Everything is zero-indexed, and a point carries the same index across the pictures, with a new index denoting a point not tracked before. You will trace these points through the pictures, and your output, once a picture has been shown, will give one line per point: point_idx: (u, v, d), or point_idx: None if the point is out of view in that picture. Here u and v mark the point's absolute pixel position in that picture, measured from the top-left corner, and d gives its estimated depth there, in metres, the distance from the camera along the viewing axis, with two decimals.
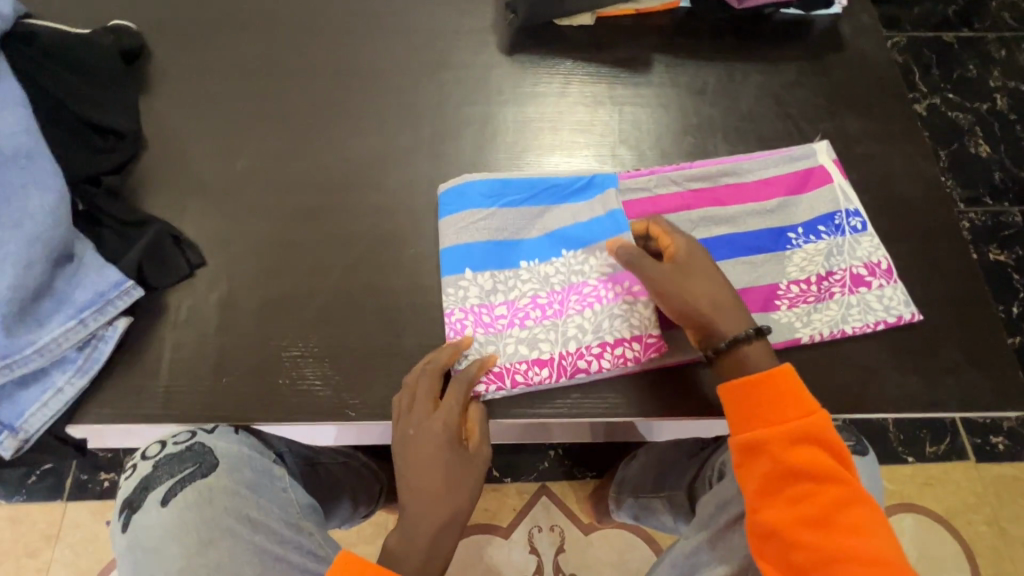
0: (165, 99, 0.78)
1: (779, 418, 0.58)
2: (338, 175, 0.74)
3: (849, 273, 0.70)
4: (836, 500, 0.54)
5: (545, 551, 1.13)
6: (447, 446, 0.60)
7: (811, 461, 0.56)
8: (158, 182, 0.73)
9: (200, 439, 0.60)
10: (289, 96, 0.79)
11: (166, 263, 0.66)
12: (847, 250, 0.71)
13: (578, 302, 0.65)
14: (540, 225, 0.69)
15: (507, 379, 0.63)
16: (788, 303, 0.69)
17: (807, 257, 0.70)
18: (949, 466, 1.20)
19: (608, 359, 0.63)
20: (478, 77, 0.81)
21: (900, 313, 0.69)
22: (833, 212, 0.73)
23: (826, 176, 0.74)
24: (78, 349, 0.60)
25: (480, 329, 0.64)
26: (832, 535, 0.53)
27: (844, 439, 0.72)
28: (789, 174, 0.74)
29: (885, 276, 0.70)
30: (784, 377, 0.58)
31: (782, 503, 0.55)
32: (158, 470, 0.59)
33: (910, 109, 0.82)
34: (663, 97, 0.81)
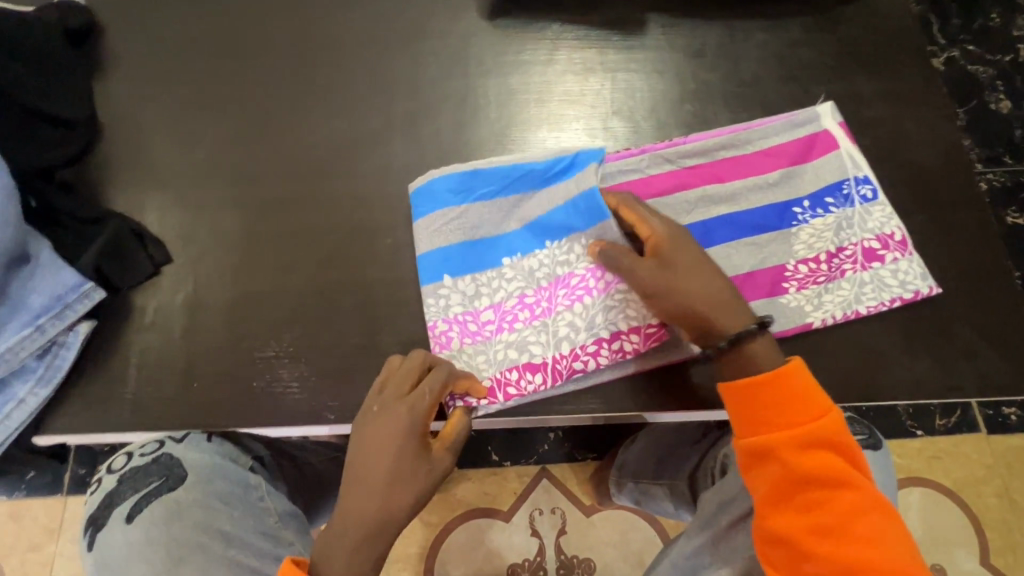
0: (119, 82, 0.72)
1: (789, 422, 0.54)
2: (309, 160, 0.69)
3: (861, 247, 0.65)
4: (850, 508, 0.51)
5: (547, 534, 1.12)
6: (410, 440, 0.55)
7: (823, 466, 0.52)
8: (116, 173, 0.68)
9: (166, 452, 0.60)
10: (253, 73, 0.73)
11: (127, 261, 0.62)
12: (857, 223, 0.66)
13: (566, 296, 0.61)
14: (521, 217, 0.64)
15: (499, 392, 0.59)
16: (796, 285, 0.64)
17: (815, 233, 0.65)
18: (959, 439, 1.17)
19: (605, 355, 0.60)
20: (456, 46, 0.75)
21: (917, 287, 0.64)
22: (841, 181, 0.67)
23: (832, 141, 0.68)
24: (39, 357, 0.57)
25: (467, 338, 0.61)
26: (847, 544, 0.50)
27: (858, 431, 0.67)
28: (793, 141, 0.68)
29: (899, 249, 0.65)
30: (793, 376, 0.55)
31: (793, 511, 0.53)
32: (124, 485, 0.60)
33: (929, 65, 0.75)
34: (658, 62, 0.75)
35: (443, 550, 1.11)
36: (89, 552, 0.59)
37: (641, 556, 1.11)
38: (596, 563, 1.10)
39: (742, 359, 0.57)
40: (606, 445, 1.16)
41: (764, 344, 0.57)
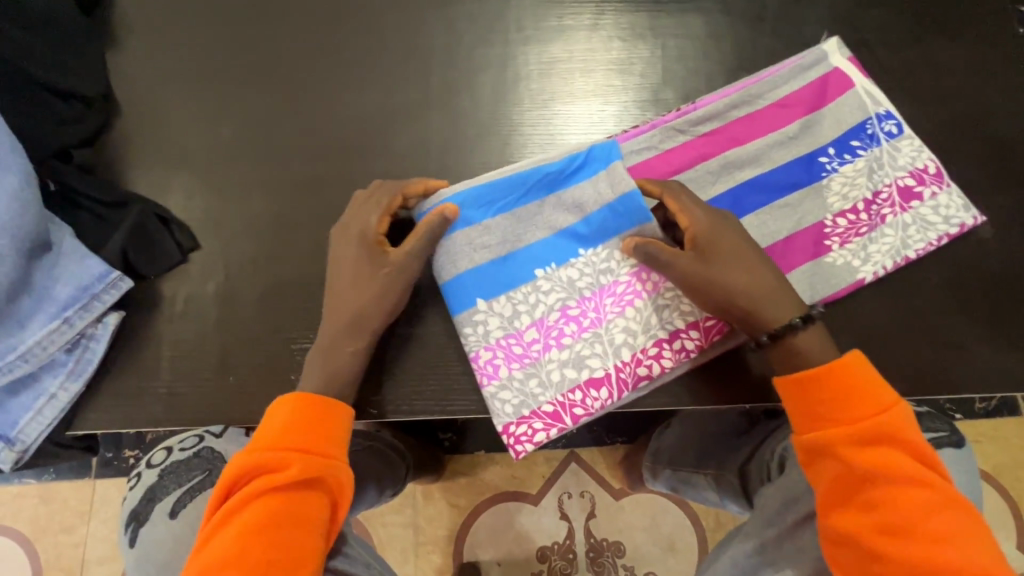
0: (132, 53, 0.67)
1: (846, 416, 0.50)
2: (340, 137, 0.65)
3: (896, 187, 0.60)
4: (922, 506, 0.47)
5: (576, 517, 1.11)
6: (363, 257, 0.55)
7: (889, 462, 0.48)
8: (135, 153, 0.64)
9: (206, 445, 0.63)
10: (276, 43, 0.68)
11: (154, 248, 0.59)
12: (887, 163, 0.61)
13: (614, 303, 0.57)
14: (556, 225, 0.58)
15: (567, 416, 0.56)
16: (839, 241, 0.59)
17: (848, 181, 0.60)
18: (1000, 423, 1.14)
19: (668, 356, 0.56)
20: (493, 11, 0.69)
21: (961, 219, 0.60)
22: (864, 122, 0.61)
23: (845, 79, 0.62)
24: (68, 351, 0.55)
25: (515, 363, 0.56)
26: (922, 545, 0.46)
27: (939, 429, 0.63)
28: (804, 87, 0.61)
29: (935, 181, 0.61)
30: (846, 367, 0.51)
31: (857, 509, 0.48)
32: (164, 480, 0.62)
33: (1011, 26, 0.68)
34: (713, 26, 0.69)
35: (473, 532, 1.10)
36: (131, 546, 0.61)
37: (671, 539, 1.10)
38: (626, 546, 1.10)
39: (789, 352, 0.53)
40: (636, 429, 1.14)
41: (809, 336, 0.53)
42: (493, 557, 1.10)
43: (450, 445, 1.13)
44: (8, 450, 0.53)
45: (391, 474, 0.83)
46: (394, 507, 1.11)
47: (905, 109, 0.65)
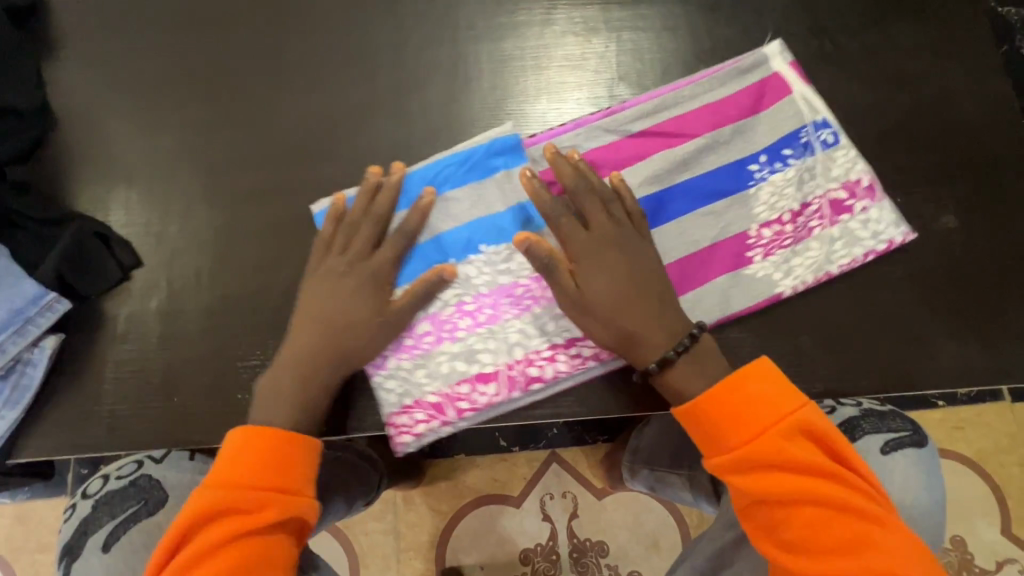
0: (69, 64, 0.65)
1: (730, 443, 0.51)
2: (285, 145, 0.62)
3: (827, 200, 0.59)
4: (815, 521, 0.48)
5: (559, 518, 1.10)
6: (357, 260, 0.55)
7: (775, 483, 0.49)
8: (73, 169, 0.62)
9: (144, 473, 0.61)
10: (218, 48, 0.65)
11: (93, 267, 0.57)
12: (820, 172, 0.60)
13: (513, 305, 0.57)
14: (461, 217, 0.58)
15: (449, 410, 0.56)
16: (762, 252, 0.58)
17: (777, 191, 0.59)
18: (983, 408, 1.13)
19: (563, 360, 0.56)
20: (442, 8, 0.67)
21: (890, 236, 0.58)
22: (798, 129, 0.60)
23: (783, 85, 0.61)
24: (3, 378, 0.53)
25: (406, 354, 0.56)
26: (828, 558, 0.47)
27: (900, 429, 0.62)
28: (739, 92, 0.61)
29: (868, 195, 0.59)
30: (727, 385, 0.51)
31: (764, 530, 0.50)
32: (98, 512, 0.59)
33: (975, 9, 0.67)
34: (670, 18, 0.67)
35: (454, 537, 1.09)
36: None
37: (654, 537, 1.09)
38: (609, 546, 1.09)
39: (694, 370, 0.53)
40: (616, 428, 1.13)
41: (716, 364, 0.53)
42: (476, 561, 1.09)
43: (431, 449, 1.11)
44: None
45: (361, 483, 0.81)
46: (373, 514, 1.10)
47: (867, 97, 0.64)
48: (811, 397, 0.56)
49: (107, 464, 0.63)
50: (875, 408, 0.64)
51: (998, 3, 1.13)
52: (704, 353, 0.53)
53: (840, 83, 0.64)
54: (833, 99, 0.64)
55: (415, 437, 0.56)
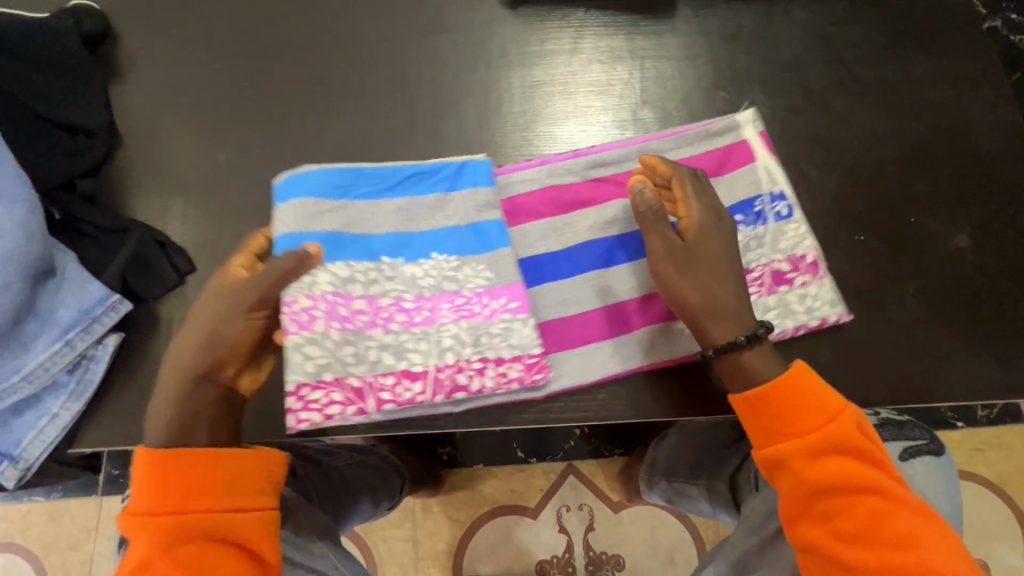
0: (135, 86, 0.71)
1: (797, 431, 0.51)
2: (330, 162, 0.67)
3: (769, 270, 0.60)
4: (875, 513, 0.48)
5: (575, 530, 1.11)
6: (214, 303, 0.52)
7: (838, 472, 0.49)
8: (135, 181, 0.67)
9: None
10: (271, 74, 0.71)
11: (152, 273, 0.61)
12: (768, 242, 0.61)
13: (452, 310, 0.59)
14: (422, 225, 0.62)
15: (368, 399, 0.56)
16: None
17: (759, 238, 0.61)
18: (1004, 431, 1.12)
19: (490, 376, 0.58)
20: (477, 38, 0.72)
21: (825, 315, 0.59)
22: (753, 197, 0.63)
23: (749, 154, 0.64)
24: (70, 372, 0.57)
25: (334, 322, 0.56)
26: (879, 551, 0.47)
27: (919, 437, 0.63)
28: (707, 154, 0.64)
29: (810, 271, 0.60)
30: (797, 378, 0.52)
31: (816, 520, 0.49)
32: None
33: (984, 42, 0.70)
34: (691, 47, 0.71)
35: (471, 547, 1.11)
36: None
37: (670, 552, 1.09)
38: (625, 560, 1.09)
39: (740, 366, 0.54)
40: (633, 442, 1.14)
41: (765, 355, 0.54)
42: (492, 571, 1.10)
43: (449, 459, 1.14)
44: (11, 467, 0.57)
45: (387, 484, 0.84)
46: (393, 522, 1.12)
47: (880, 123, 0.67)
48: None
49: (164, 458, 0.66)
50: (892, 417, 0.64)
51: (1007, 32, 1.16)
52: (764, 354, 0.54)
53: (853, 110, 0.67)
54: (847, 124, 0.67)
55: (324, 419, 0.55)
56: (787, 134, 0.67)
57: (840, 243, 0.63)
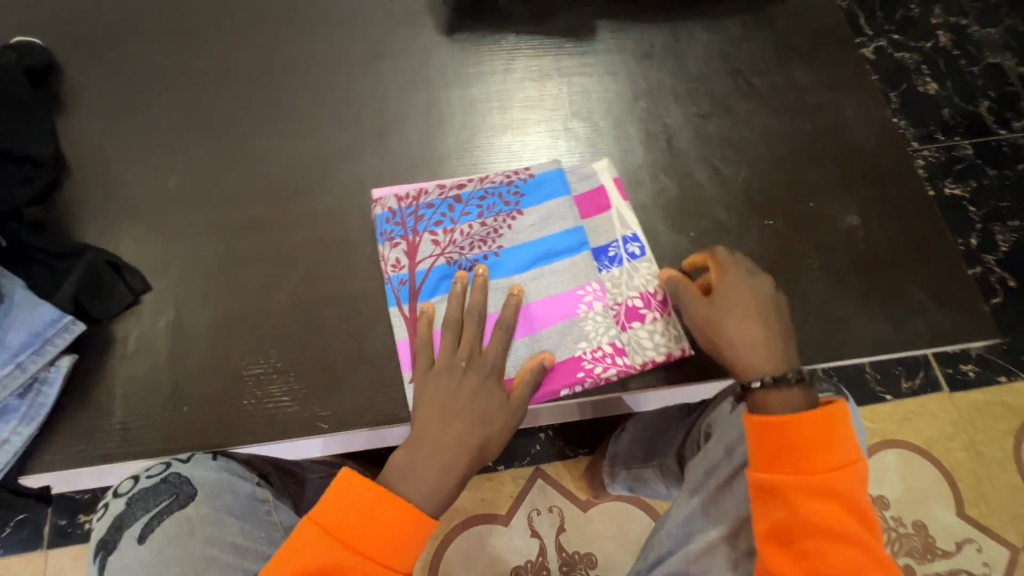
0: (84, 118, 0.73)
1: (819, 441, 0.56)
2: (282, 178, 0.71)
3: (623, 307, 0.65)
4: (850, 526, 0.54)
5: (547, 533, 1.13)
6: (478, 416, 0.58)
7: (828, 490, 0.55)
8: (84, 207, 0.68)
9: (174, 471, 0.57)
10: (222, 101, 0.74)
11: (105, 293, 0.62)
12: (624, 282, 0.65)
13: None
14: (487, 248, 0.65)
15: None
16: (592, 306, 0.63)
17: (630, 271, 0.66)
18: (925, 400, 1.23)
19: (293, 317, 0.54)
20: (417, 62, 0.78)
21: (670, 348, 0.63)
22: (606, 244, 0.67)
23: (606, 200, 0.69)
24: (21, 395, 0.56)
25: None
26: (839, 553, 0.53)
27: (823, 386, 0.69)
28: (579, 197, 0.69)
29: (659, 308, 0.65)
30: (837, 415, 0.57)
31: (798, 514, 0.55)
32: (132, 507, 0.56)
33: (855, 53, 0.82)
34: (611, 64, 0.79)
35: (445, 561, 1.11)
36: None
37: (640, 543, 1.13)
38: (597, 556, 1.12)
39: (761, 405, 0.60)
40: (597, 441, 1.18)
41: (801, 394, 0.59)
42: None
43: None
44: None
45: None
46: None
47: (776, 122, 0.77)
48: None
49: (137, 465, 0.60)
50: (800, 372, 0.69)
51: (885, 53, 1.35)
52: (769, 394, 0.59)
53: (753, 112, 0.77)
54: (748, 126, 0.76)
55: None
56: (700, 136, 0.75)
57: (752, 228, 0.71)
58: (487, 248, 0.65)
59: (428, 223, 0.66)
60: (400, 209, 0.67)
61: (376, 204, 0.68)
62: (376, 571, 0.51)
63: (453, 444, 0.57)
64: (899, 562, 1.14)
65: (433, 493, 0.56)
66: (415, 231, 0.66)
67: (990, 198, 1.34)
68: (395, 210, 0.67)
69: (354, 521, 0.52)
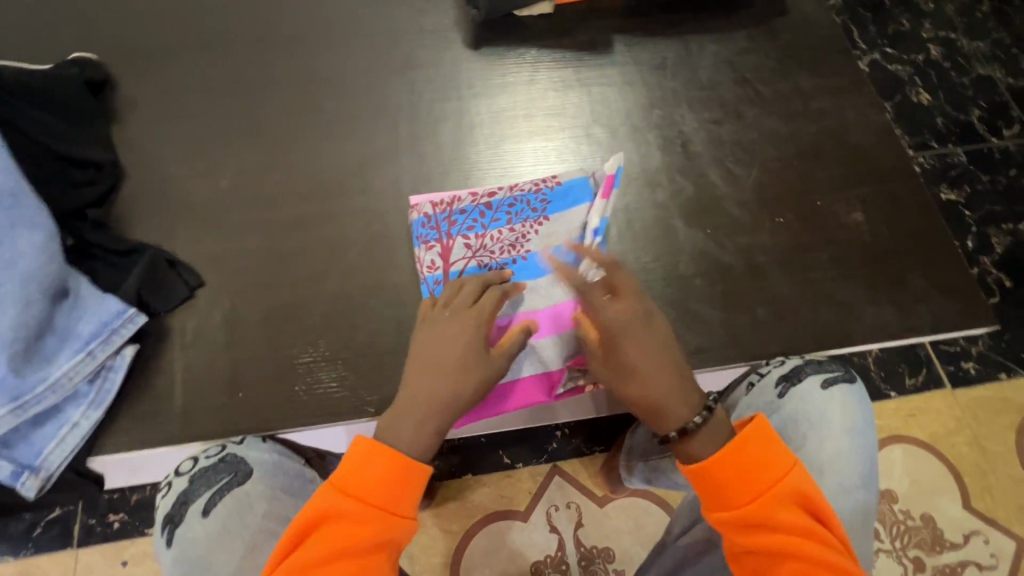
0: (138, 126, 0.78)
1: (742, 459, 0.57)
2: (324, 181, 0.75)
3: None
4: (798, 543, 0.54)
5: (565, 528, 1.16)
6: (466, 366, 0.59)
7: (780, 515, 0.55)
8: (139, 208, 0.73)
9: (231, 451, 0.61)
10: (266, 109, 0.79)
11: (163, 287, 0.66)
12: None
13: None
14: (516, 253, 0.69)
15: None
16: None
17: None
18: (928, 396, 1.27)
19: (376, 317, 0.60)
20: (447, 74, 0.84)
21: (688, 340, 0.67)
22: None
23: None
24: (90, 381, 0.61)
25: None
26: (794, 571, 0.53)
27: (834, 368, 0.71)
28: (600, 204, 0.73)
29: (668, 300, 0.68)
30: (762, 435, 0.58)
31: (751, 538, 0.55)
32: (194, 484, 0.61)
33: (854, 63, 0.87)
34: (627, 75, 0.85)
35: (467, 555, 1.13)
36: (166, 548, 0.60)
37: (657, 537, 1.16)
38: (615, 550, 1.15)
39: (681, 448, 0.59)
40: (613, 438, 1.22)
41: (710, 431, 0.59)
42: None
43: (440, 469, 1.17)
44: (33, 478, 0.57)
45: None
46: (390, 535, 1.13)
47: (783, 127, 0.82)
48: (770, 357, 0.68)
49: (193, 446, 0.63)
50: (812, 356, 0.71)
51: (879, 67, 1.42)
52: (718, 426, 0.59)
53: (761, 118, 0.82)
54: (757, 130, 0.82)
55: None
56: (713, 139, 0.81)
57: (764, 224, 0.75)
58: (516, 253, 0.69)
59: (461, 227, 0.70)
60: (435, 215, 0.71)
61: (414, 209, 0.72)
62: (384, 523, 0.54)
63: (428, 398, 0.57)
64: (909, 554, 1.17)
65: (415, 443, 0.57)
66: (449, 234, 0.70)
67: (983, 203, 1.40)
68: (430, 215, 0.71)
69: (364, 482, 0.55)
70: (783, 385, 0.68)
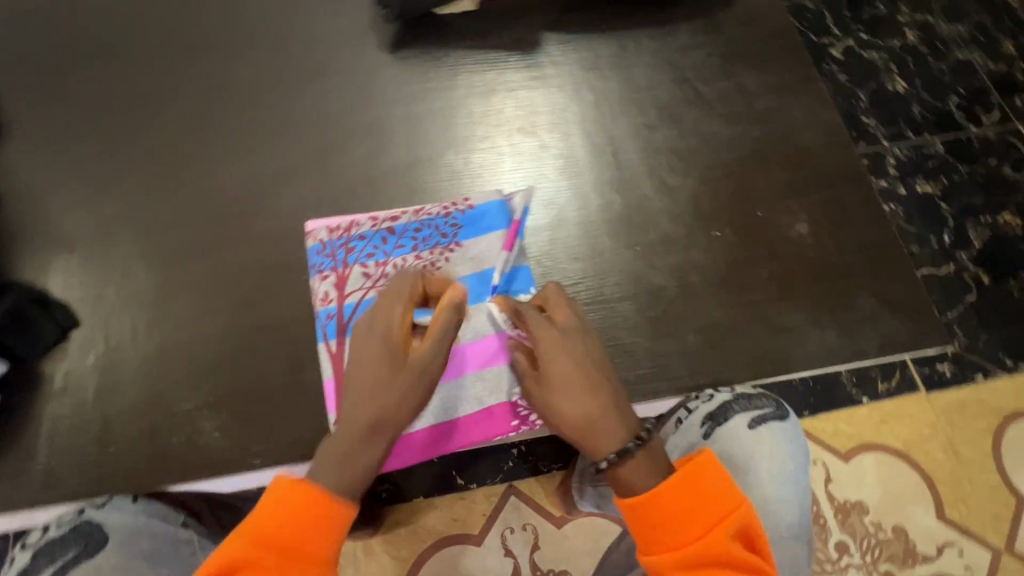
0: (16, 148, 0.71)
1: (680, 500, 0.44)
2: (218, 203, 0.69)
3: None
4: None
5: (521, 551, 0.99)
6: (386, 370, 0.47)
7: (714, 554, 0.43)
8: (14, 240, 0.67)
9: (87, 516, 0.56)
10: (158, 125, 0.73)
11: (30, 330, 0.59)
12: None
13: None
14: None
15: None
16: None
17: None
18: (911, 403, 1.09)
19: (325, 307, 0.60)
20: (361, 80, 0.77)
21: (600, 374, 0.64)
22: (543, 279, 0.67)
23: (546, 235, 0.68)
24: None
25: None
26: None
27: (766, 404, 0.67)
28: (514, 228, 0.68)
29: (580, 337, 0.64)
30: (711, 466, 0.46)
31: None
32: (39, 559, 0.56)
33: (805, 57, 0.81)
34: (558, 78, 0.78)
35: None
36: None
37: None
38: None
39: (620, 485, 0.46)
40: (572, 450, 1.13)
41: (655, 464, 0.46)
42: None
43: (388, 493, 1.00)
44: None
45: None
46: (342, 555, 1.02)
47: (724, 130, 0.76)
48: (699, 388, 0.63)
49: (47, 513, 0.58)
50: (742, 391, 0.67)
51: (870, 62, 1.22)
52: (658, 453, 0.46)
53: (701, 121, 0.76)
54: (696, 134, 0.75)
55: None
56: (648, 147, 0.74)
57: (699, 239, 0.69)
58: None
59: (360, 255, 0.66)
60: (331, 241, 0.67)
61: (308, 235, 0.67)
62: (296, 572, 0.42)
63: (342, 485, 0.45)
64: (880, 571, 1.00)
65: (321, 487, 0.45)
66: (346, 263, 0.66)
67: (964, 194, 1.20)
68: (326, 242, 0.67)
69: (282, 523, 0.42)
70: (708, 423, 0.65)
